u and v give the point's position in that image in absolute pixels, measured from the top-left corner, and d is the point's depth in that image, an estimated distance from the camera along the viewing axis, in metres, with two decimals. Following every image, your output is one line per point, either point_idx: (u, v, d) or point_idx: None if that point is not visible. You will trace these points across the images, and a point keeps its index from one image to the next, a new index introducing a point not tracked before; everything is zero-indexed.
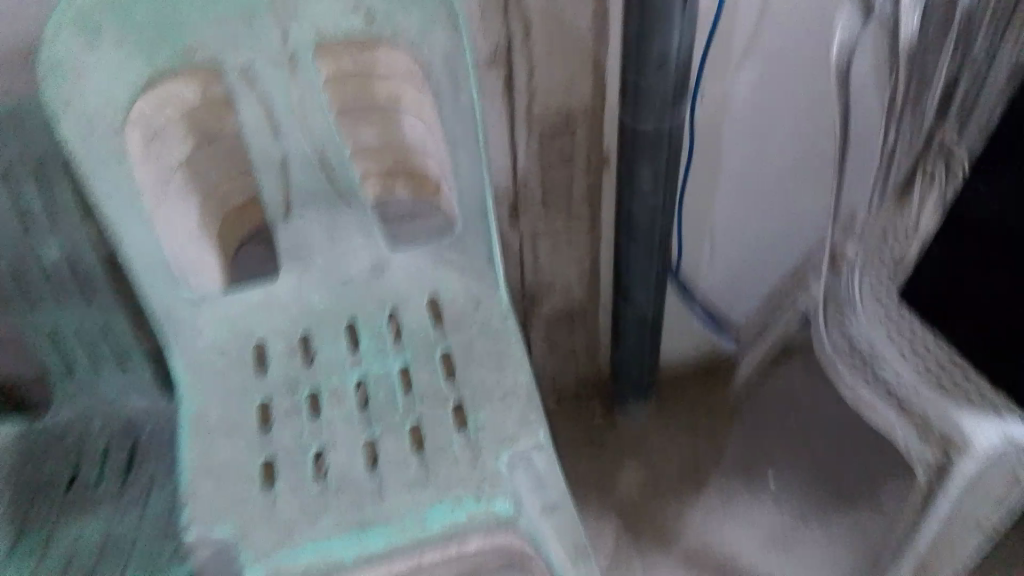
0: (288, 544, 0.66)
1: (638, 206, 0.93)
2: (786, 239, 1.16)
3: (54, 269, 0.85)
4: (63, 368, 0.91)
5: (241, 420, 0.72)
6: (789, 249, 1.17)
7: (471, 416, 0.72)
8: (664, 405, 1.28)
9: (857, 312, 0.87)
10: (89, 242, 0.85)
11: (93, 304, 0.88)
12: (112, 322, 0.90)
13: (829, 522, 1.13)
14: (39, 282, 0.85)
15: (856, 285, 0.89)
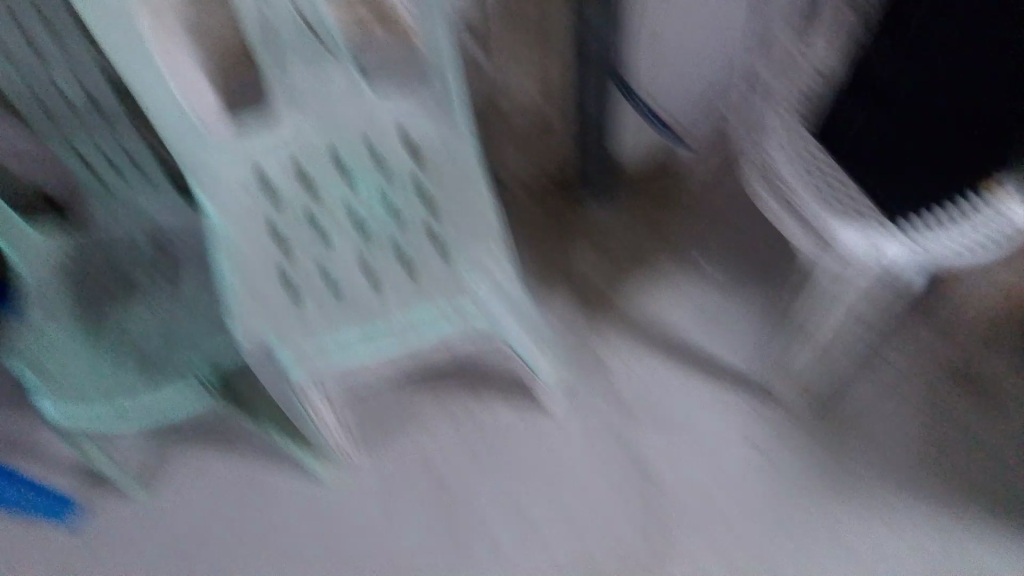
0: (323, 342, 1.02)
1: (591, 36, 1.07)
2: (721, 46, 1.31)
3: (71, 97, 0.97)
4: (91, 182, 1.07)
5: (267, 246, 0.97)
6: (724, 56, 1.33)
7: (445, 245, 1.02)
8: (619, 197, 1.48)
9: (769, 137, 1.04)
10: (100, 73, 0.96)
11: (110, 128, 1.01)
12: (129, 143, 1.04)
13: (750, 296, 1.36)
14: (61, 109, 0.98)
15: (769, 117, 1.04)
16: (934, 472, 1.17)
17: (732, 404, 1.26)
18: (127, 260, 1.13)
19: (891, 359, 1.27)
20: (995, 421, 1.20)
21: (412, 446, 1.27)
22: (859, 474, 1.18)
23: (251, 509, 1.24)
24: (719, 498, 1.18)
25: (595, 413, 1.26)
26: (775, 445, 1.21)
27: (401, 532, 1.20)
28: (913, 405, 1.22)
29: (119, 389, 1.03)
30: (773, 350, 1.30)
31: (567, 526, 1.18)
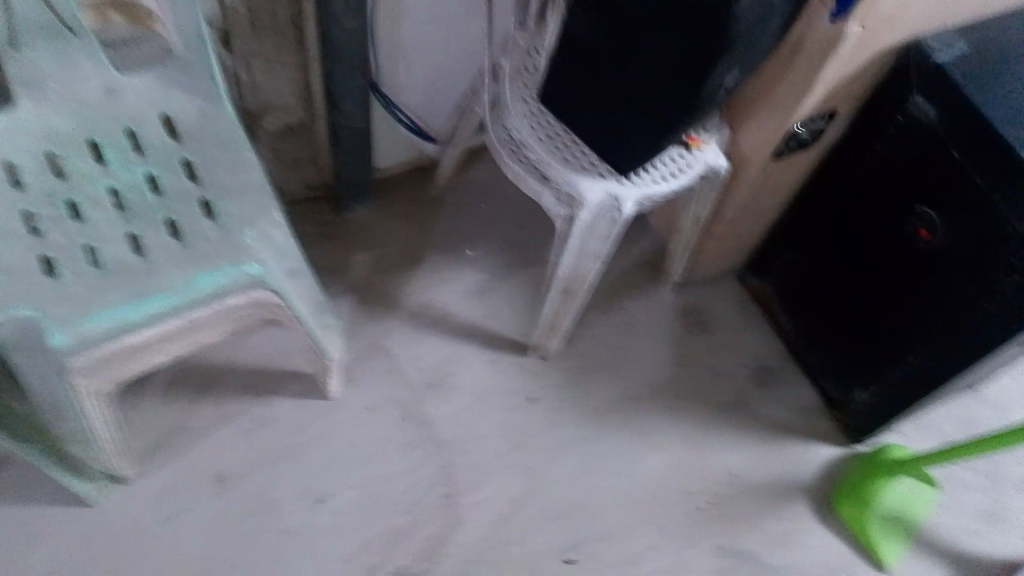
0: (91, 310, 0.88)
1: (339, 31, 1.10)
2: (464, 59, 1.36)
3: None
4: None
5: (9, 224, 0.87)
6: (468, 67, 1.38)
7: (217, 207, 0.95)
8: (384, 198, 1.52)
9: (511, 116, 1.16)
10: None
11: None
12: None
13: (514, 276, 1.49)
14: None
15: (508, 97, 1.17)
16: (675, 390, 1.41)
17: (501, 364, 1.39)
18: None
19: (628, 306, 1.48)
20: (713, 345, 1.46)
21: (195, 456, 1.24)
22: (613, 406, 1.38)
23: (10, 550, 1.14)
24: (500, 445, 1.32)
25: (377, 393, 1.33)
26: (541, 390, 1.38)
27: (189, 540, 1.18)
28: (653, 339, 1.45)
29: None
30: (530, 312, 1.45)
31: (364, 500, 1.25)
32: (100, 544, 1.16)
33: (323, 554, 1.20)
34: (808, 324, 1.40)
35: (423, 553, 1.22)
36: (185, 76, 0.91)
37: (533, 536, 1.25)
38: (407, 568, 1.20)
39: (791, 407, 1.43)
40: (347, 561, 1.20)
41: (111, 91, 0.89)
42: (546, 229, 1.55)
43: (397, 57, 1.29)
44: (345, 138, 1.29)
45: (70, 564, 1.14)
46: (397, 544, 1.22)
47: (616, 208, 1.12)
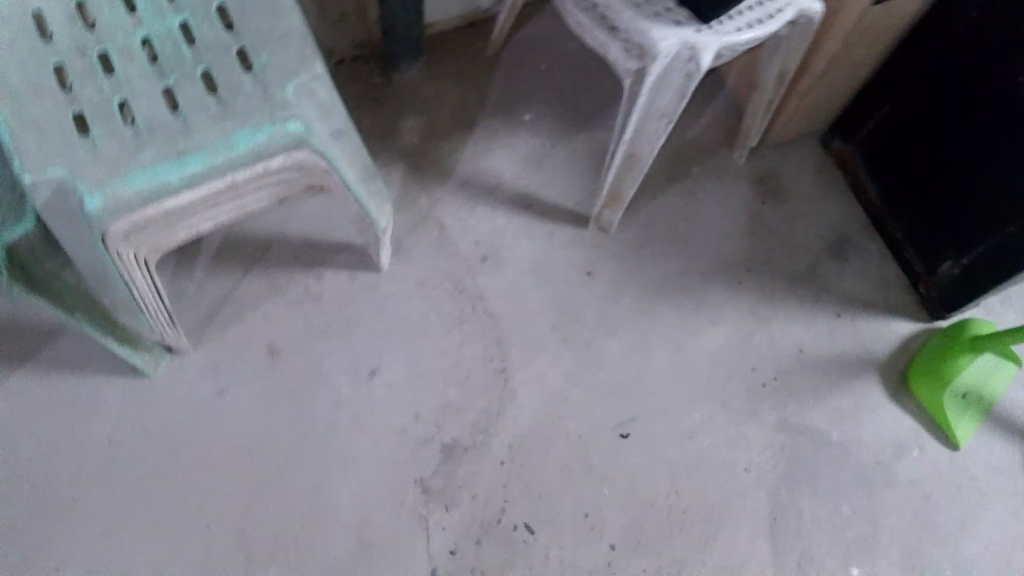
0: (124, 171, 0.74)
1: None
2: None
3: None
4: None
5: (37, 77, 0.76)
6: None
7: (255, 56, 0.80)
8: (435, 59, 1.42)
9: None
10: None
11: None
12: None
13: (573, 143, 1.39)
14: None
15: None
16: (742, 263, 1.33)
17: (558, 235, 1.32)
18: None
19: (694, 174, 1.38)
20: (785, 215, 1.36)
21: (244, 330, 1.22)
22: (677, 280, 1.31)
23: (66, 421, 1.15)
24: (556, 318, 1.27)
25: (427, 266, 1.28)
26: (601, 264, 1.31)
27: (242, 411, 1.18)
28: (721, 208, 1.36)
29: None
30: (591, 181, 1.37)
31: (415, 373, 1.22)
32: (155, 416, 1.16)
33: (376, 426, 1.19)
34: (886, 184, 1.32)
35: (476, 427, 1.20)
36: None
37: (590, 409, 1.22)
38: (458, 441, 1.19)
39: (869, 280, 1.34)
40: (401, 434, 1.19)
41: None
42: (608, 91, 1.43)
43: None
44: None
45: (127, 435, 1.15)
46: (450, 418, 1.20)
47: (694, 60, 0.98)
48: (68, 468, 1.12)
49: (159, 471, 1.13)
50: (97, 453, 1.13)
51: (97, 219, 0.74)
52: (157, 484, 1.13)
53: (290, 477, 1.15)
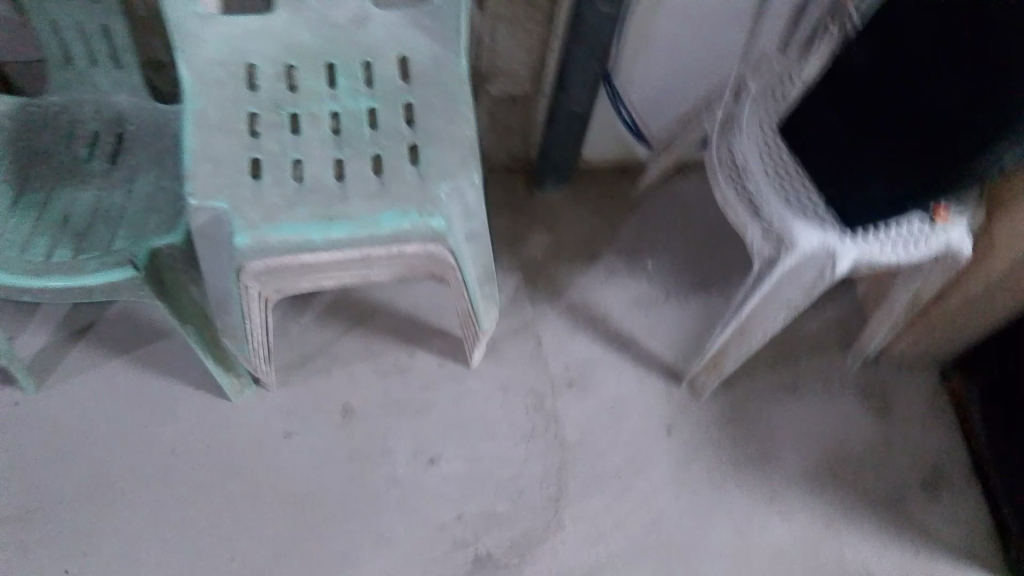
0: (277, 221, 0.80)
1: (593, 11, 1.07)
2: (704, 73, 1.31)
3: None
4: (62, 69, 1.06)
5: (233, 121, 0.85)
6: (706, 82, 1.33)
7: (424, 151, 0.86)
8: (580, 187, 1.49)
9: (740, 135, 1.08)
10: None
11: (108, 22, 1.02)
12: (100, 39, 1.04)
13: (689, 300, 1.40)
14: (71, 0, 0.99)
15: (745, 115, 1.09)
16: (827, 467, 1.27)
17: (649, 383, 1.31)
18: (66, 152, 1.05)
19: (800, 363, 1.36)
20: (886, 433, 1.31)
21: (330, 384, 1.29)
22: (756, 463, 1.26)
23: (149, 417, 1.26)
24: (623, 462, 1.25)
25: (514, 377, 1.30)
26: (682, 424, 1.28)
27: (302, 460, 1.23)
28: (820, 406, 1.32)
29: (39, 257, 0.96)
30: (696, 340, 1.36)
31: (471, 473, 1.23)
32: (225, 437, 1.25)
33: (418, 516, 1.20)
34: (997, 437, 1.24)
35: (513, 548, 1.17)
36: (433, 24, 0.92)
37: (632, 565, 1.17)
38: (492, 556, 1.17)
39: (961, 530, 1.24)
40: (438, 531, 1.18)
41: (362, 23, 0.92)
42: (739, 261, 1.44)
43: (640, 56, 1.26)
44: (565, 115, 1.25)
45: (195, 448, 1.24)
46: (490, 531, 1.19)
47: (829, 262, 0.98)
48: (137, 463, 1.22)
49: (210, 495, 1.21)
50: (162, 459, 1.23)
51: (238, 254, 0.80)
52: (204, 510, 1.20)
53: (321, 541, 1.18)
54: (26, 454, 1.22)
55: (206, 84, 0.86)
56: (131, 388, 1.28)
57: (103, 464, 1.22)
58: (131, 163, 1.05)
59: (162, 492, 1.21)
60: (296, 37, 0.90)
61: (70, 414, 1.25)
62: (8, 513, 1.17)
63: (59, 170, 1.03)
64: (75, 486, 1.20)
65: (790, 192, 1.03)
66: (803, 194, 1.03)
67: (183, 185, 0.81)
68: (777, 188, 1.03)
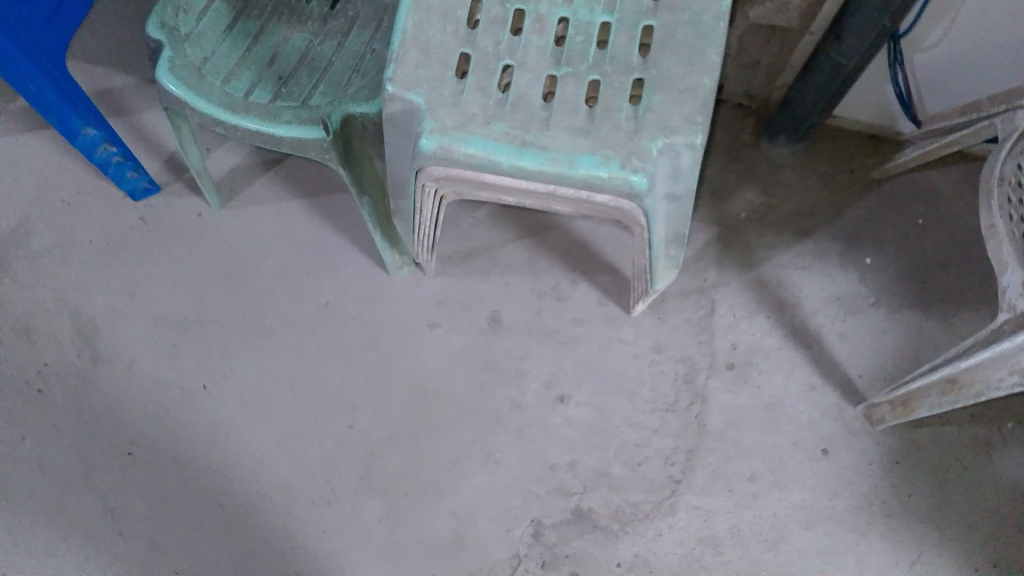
0: (468, 131, 0.72)
1: None
2: (1010, 59, 1.06)
3: None
4: None
5: (452, 5, 0.75)
6: (1009, 71, 1.07)
7: (648, 93, 0.73)
8: (817, 150, 1.30)
9: None
10: None
11: None
12: None
13: (897, 316, 1.20)
14: None
15: None
16: (996, 552, 1.09)
17: (819, 392, 1.17)
18: None
19: (1005, 428, 1.16)
20: None
21: (485, 287, 1.25)
22: (912, 520, 1.11)
23: (312, 265, 1.28)
24: (761, 469, 1.14)
25: (672, 340, 1.20)
26: (842, 449, 1.15)
27: (440, 352, 1.22)
28: (1016, 484, 1.12)
29: (240, 92, 0.93)
30: (890, 362, 1.18)
31: (598, 424, 1.17)
32: (373, 309, 1.25)
33: (532, 449, 1.16)
34: None
35: (617, 514, 1.12)
36: None
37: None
38: (594, 513, 1.12)
39: None
40: (548, 471, 1.14)
41: None
42: (976, 288, 1.21)
43: (938, 22, 1.06)
44: (822, 71, 1.07)
45: (348, 306, 1.25)
46: (599, 488, 1.13)
47: None
48: (288, 306, 1.25)
49: (347, 357, 1.22)
50: (312, 311, 1.25)
51: (418, 154, 0.73)
52: (337, 371, 1.21)
53: (431, 440, 1.17)
54: (198, 268, 1.28)
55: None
56: (301, 234, 1.30)
57: (260, 297, 1.26)
58: (349, 13, 0.99)
59: (303, 341, 1.23)
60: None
61: (243, 239, 1.30)
62: (171, 316, 1.25)
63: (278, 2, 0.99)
64: (231, 310, 1.26)
65: None
66: None
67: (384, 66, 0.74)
68: None
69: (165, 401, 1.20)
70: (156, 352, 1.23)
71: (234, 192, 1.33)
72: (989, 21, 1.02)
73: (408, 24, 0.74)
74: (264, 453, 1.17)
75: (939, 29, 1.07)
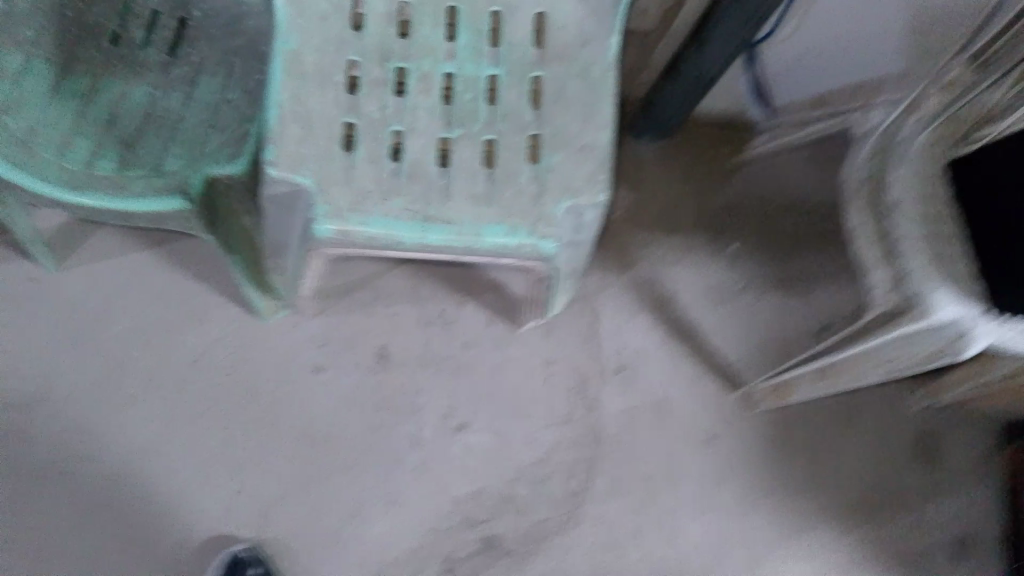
0: (366, 211, 0.68)
1: None
2: (852, 53, 1.13)
3: None
4: None
5: (330, 70, 0.69)
6: (852, 64, 1.15)
7: (546, 154, 0.71)
8: (678, 143, 1.32)
9: (899, 164, 0.90)
10: None
11: None
12: None
13: (763, 301, 1.28)
14: None
15: (911, 146, 0.90)
16: (864, 514, 1.23)
17: (702, 385, 1.24)
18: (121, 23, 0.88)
19: (864, 398, 1.28)
20: (934, 488, 1.25)
21: (368, 322, 1.20)
22: (793, 494, 1.22)
23: (174, 319, 1.17)
24: (655, 471, 1.20)
25: (562, 353, 1.22)
26: (726, 436, 1.23)
27: (327, 396, 1.16)
28: (873, 447, 1.26)
29: (80, 162, 0.82)
30: (762, 346, 1.27)
31: (499, 448, 1.17)
32: (249, 359, 1.16)
33: (435, 484, 1.15)
34: None
35: (526, 537, 1.14)
36: None
37: None
38: (504, 540, 1.13)
39: None
40: (453, 505, 1.14)
41: None
42: (830, 268, 1.31)
43: (792, 25, 1.10)
44: (682, 82, 1.08)
45: (218, 358, 1.16)
46: (506, 514, 1.15)
47: (957, 342, 0.87)
48: (152, 366, 1.14)
49: (226, 414, 1.14)
50: (180, 368, 1.15)
51: (315, 237, 0.68)
52: (216, 432, 1.13)
53: (329, 491, 1.13)
54: (37, 336, 1.14)
55: (304, 17, 0.68)
56: (154, 285, 1.18)
57: (119, 359, 1.14)
58: (192, 58, 0.88)
59: (177, 403, 1.13)
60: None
61: (89, 295, 1.16)
62: (15, 395, 1.11)
63: (108, 51, 0.87)
64: (85, 378, 1.13)
65: (937, 250, 0.86)
66: (948, 260, 0.86)
67: (261, 145, 0.67)
68: (926, 243, 0.87)
69: (26, 492, 1.08)
70: (5, 438, 1.10)
71: (73, 248, 1.18)
72: (835, 20, 1.08)
73: (285, 95, 0.67)
74: (151, 532, 1.09)
75: (790, 29, 1.11)
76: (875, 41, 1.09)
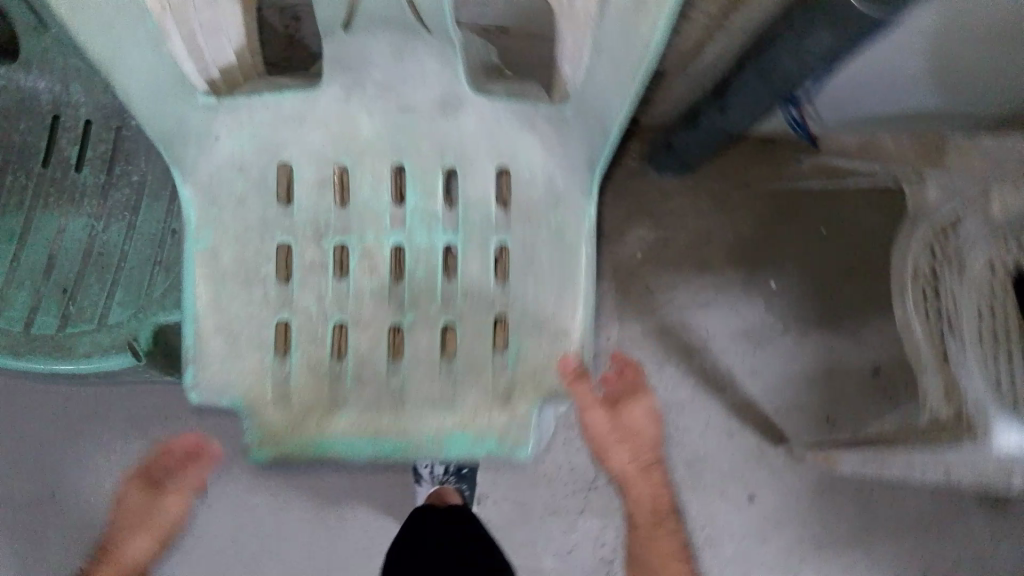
0: (307, 432, 0.58)
1: (791, 60, 0.73)
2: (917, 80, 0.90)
3: None
4: (30, 38, 0.75)
5: (253, 265, 0.58)
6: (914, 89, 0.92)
7: (513, 338, 0.60)
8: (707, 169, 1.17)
9: (961, 272, 0.77)
10: None
11: None
12: None
13: (806, 340, 1.16)
14: None
15: (974, 247, 0.76)
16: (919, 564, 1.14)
17: (739, 439, 1.14)
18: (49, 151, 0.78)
19: None
20: (999, 532, 1.15)
21: None
22: (839, 548, 1.14)
23: None
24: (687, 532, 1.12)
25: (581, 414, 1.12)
26: (767, 491, 1.13)
27: None
28: (932, 493, 1.15)
29: (17, 323, 0.72)
30: (803, 391, 1.15)
31: (518, 519, 1.10)
32: None
33: None
34: None
35: None
36: (555, 139, 0.59)
37: None
38: None
39: None
40: None
41: (450, 111, 0.60)
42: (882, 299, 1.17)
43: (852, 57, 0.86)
44: (706, 131, 0.94)
45: None
46: None
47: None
48: None
49: None
50: None
51: (252, 462, 0.58)
52: None
53: None
54: None
55: (219, 204, 0.57)
56: None
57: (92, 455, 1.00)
58: (132, 177, 0.78)
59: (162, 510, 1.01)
60: (354, 121, 0.59)
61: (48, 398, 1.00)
62: None
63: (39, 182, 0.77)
64: None
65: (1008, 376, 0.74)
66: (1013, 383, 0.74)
67: (180, 367, 0.57)
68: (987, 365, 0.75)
69: None
70: None
71: None
72: (901, 57, 0.86)
73: (200, 309, 0.57)
74: None
75: (840, 70, 0.89)
76: (953, 79, 0.86)
